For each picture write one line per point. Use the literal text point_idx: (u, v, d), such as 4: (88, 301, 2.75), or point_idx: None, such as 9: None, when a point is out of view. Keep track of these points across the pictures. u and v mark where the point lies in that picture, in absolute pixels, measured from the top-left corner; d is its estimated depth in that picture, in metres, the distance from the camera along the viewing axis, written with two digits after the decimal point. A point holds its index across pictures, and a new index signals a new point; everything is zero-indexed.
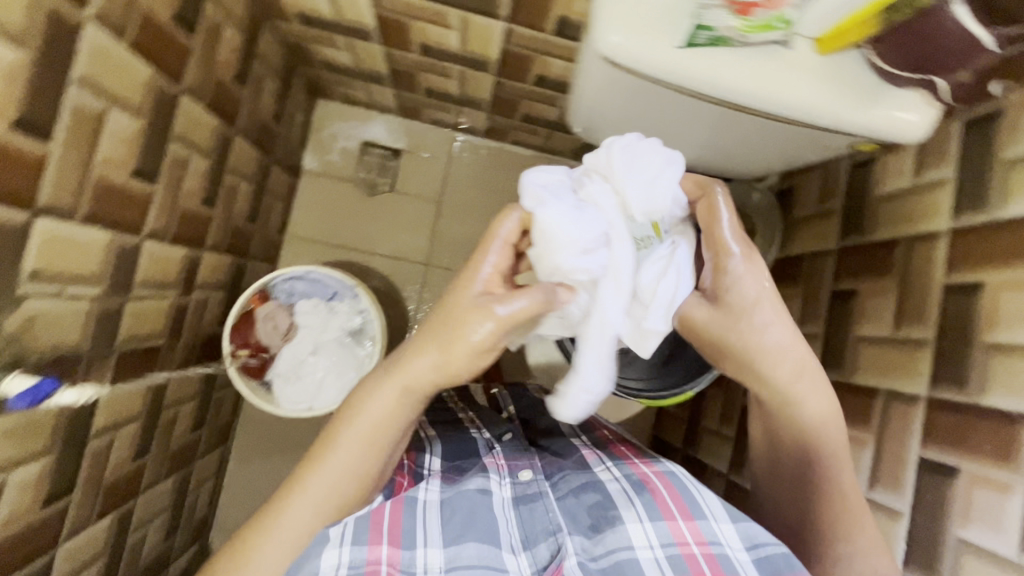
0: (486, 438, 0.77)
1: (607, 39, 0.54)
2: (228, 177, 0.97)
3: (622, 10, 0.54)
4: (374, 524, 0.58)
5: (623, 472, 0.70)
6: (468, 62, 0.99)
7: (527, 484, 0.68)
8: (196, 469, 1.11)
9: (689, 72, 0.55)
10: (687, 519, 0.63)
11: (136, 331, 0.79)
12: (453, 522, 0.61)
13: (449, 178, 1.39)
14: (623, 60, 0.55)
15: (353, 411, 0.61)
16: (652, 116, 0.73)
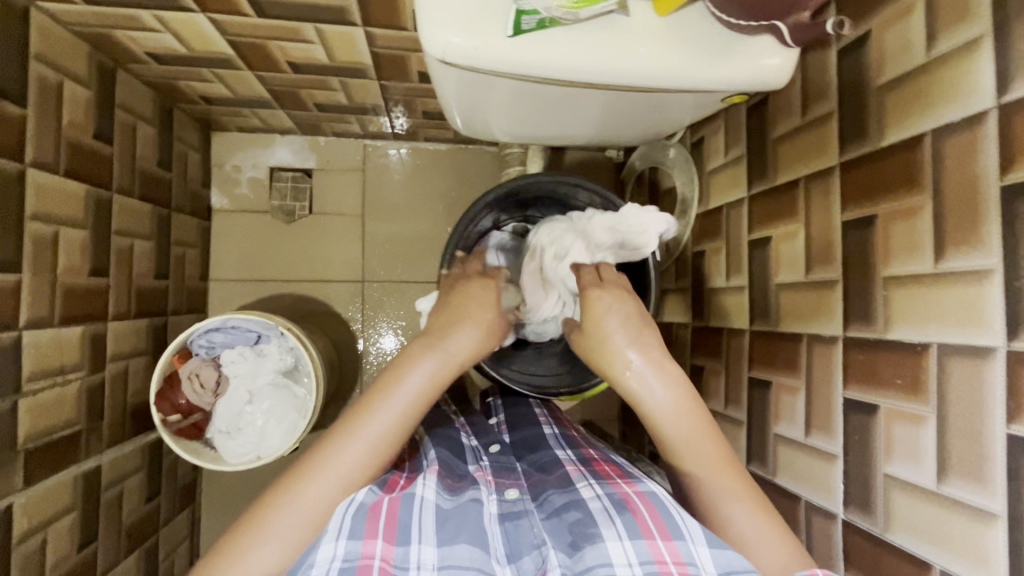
0: (473, 450, 0.75)
1: (433, 42, 0.51)
2: (117, 240, 0.92)
3: (442, 9, 0.50)
4: (369, 523, 0.53)
5: (606, 490, 0.62)
6: (344, 72, 0.94)
7: (512, 502, 0.62)
8: (163, 537, 1.08)
9: (531, 60, 0.52)
10: (666, 540, 0.53)
11: (41, 425, 0.75)
12: (448, 524, 0.55)
13: (368, 189, 1.34)
14: (456, 60, 0.52)
15: (390, 385, 0.60)
16: (525, 100, 0.71)
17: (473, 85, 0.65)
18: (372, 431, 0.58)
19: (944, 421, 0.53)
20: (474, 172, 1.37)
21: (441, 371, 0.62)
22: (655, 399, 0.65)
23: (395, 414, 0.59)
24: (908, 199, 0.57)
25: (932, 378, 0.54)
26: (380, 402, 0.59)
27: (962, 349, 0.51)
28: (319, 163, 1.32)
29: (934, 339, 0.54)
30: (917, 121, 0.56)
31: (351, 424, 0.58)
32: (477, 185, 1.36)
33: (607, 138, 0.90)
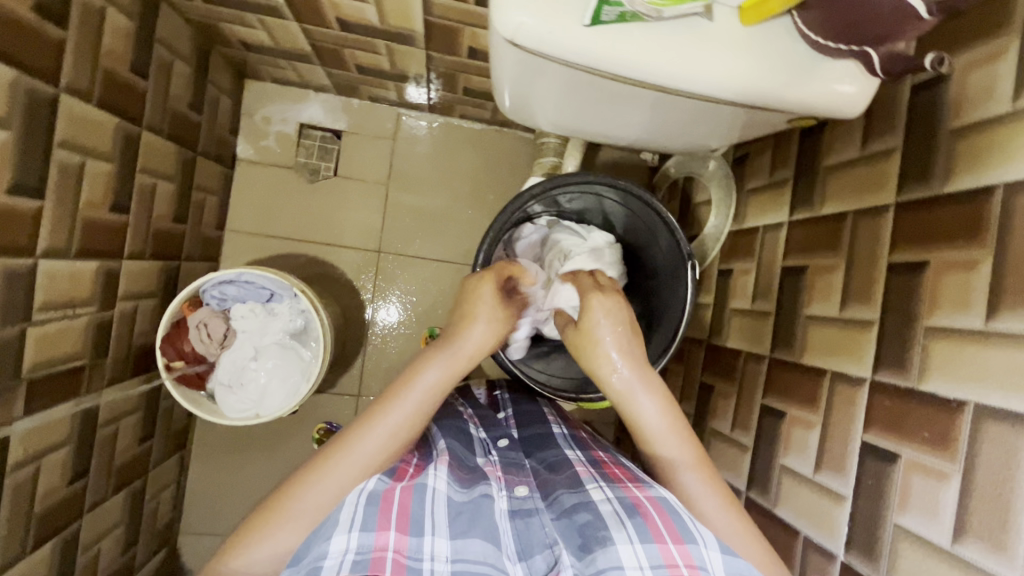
0: (484, 441, 0.74)
1: (506, 20, 0.48)
2: (141, 178, 0.90)
3: None
4: (381, 514, 0.55)
5: (616, 493, 0.61)
6: (393, 37, 0.91)
7: (523, 500, 0.62)
8: (151, 479, 1.08)
9: (605, 53, 0.50)
10: (677, 543, 0.54)
11: (48, 356, 0.74)
12: (459, 519, 0.56)
13: (397, 159, 1.31)
14: (526, 42, 0.50)
15: (405, 381, 0.65)
16: (580, 93, 0.68)
17: (529, 68, 0.63)
18: (391, 421, 0.62)
19: (969, 482, 0.52)
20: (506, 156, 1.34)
21: (450, 371, 0.67)
22: (637, 394, 0.67)
23: (409, 408, 0.64)
24: (965, 251, 0.55)
25: (963, 437, 0.53)
26: (400, 393, 0.64)
27: (1000, 413, 0.50)
28: (350, 125, 1.30)
29: (971, 398, 0.53)
30: (989, 171, 0.54)
31: (369, 418, 0.62)
32: (506, 170, 1.34)
33: (655, 144, 0.87)
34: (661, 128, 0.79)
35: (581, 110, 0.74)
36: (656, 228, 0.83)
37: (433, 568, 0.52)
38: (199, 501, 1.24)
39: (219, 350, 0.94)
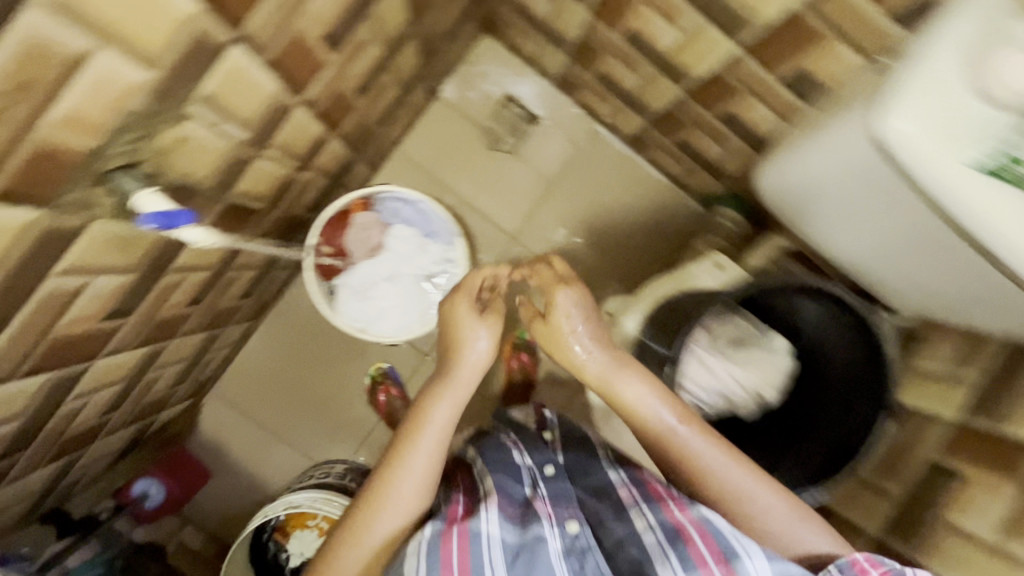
0: (530, 469, 0.74)
1: (901, 120, 0.60)
2: (386, 76, 0.93)
3: (921, 110, 0.60)
4: (445, 548, 0.62)
5: (657, 519, 0.66)
6: (668, 69, 0.92)
7: (577, 537, 0.67)
8: (226, 332, 1.09)
9: (954, 183, 0.59)
10: (720, 565, 0.60)
11: (250, 189, 0.76)
12: (517, 568, 0.62)
13: (572, 167, 1.33)
14: (899, 144, 0.60)
15: (423, 412, 0.75)
16: (869, 211, 0.76)
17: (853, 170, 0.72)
18: (432, 430, 0.73)
19: None
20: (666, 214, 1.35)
21: (456, 412, 0.76)
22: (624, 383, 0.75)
23: (437, 436, 0.73)
24: None
25: None
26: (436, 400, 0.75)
27: None
28: (549, 117, 1.32)
29: None
30: None
31: (411, 433, 0.73)
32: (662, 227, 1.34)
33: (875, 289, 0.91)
34: (901, 281, 0.84)
35: (848, 233, 0.83)
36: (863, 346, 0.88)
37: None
38: (241, 371, 1.24)
39: (363, 257, 0.96)
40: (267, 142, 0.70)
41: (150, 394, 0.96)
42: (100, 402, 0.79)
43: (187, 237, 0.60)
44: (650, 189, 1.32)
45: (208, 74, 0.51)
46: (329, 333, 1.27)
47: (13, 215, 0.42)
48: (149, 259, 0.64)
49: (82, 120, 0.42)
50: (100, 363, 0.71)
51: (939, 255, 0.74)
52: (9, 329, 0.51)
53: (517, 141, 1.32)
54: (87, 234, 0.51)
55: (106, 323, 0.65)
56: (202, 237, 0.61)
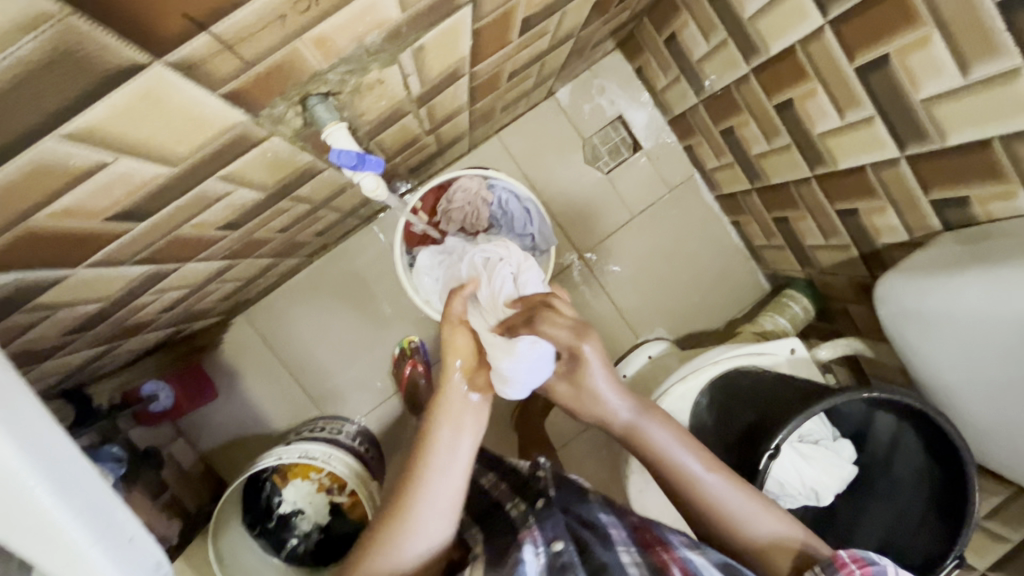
0: (523, 513, 0.70)
1: (955, 271, 0.66)
2: (535, 67, 0.91)
3: (941, 266, 0.70)
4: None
5: (642, 559, 0.62)
6: (804, 148, 0.92)
7: (559, 555, 0.62)
8: (283, 264, 1.06)
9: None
10: None
11: (387, 140, 0.73)
12: None
13: (657, 205, 1.32)
14: (978, 274, 0.64)
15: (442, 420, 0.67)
16: (966, 361, 0.70)
17: (927, 318, 0.71)
18: (443, 455, 0.65)
19: None
20: (732, 277, 1.34)
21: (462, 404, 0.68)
22: (712, 481, 0.65)
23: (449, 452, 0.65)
24: None
25: None
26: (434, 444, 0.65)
27: None
28: (651, 151, 1.31)
29: None
30: None
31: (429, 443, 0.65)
32: (724, 290, 1.34)
33: (985, 455, 0.79)
34: (1003, 437, 0.73)
35: (956, 385, 0.74)
36: (898, 431, 0.73)
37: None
38: (279, 303, 1.21)
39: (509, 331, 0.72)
40: (427, 102, 0.68)
41: (199, 304, 0.92)
42: (162, 302, 0.76)
43: (366, 189, 0.56)
44: (722, 249, 1.34)
45: (432, 29, 0.49)
46: (376, 293, 1.23)
47: (224, 117, 0.40)
48: (284, 182, 0.61)
49: (329, 43, 0.40)
50: (189, 267, 0.69)
51: None
52: (153, 219, 0.48)
53: (614, 164, 1.31)
54: (260, 147, 0.49)
55: (218, 232, 0.63)
56: (379, 189, 0.58)
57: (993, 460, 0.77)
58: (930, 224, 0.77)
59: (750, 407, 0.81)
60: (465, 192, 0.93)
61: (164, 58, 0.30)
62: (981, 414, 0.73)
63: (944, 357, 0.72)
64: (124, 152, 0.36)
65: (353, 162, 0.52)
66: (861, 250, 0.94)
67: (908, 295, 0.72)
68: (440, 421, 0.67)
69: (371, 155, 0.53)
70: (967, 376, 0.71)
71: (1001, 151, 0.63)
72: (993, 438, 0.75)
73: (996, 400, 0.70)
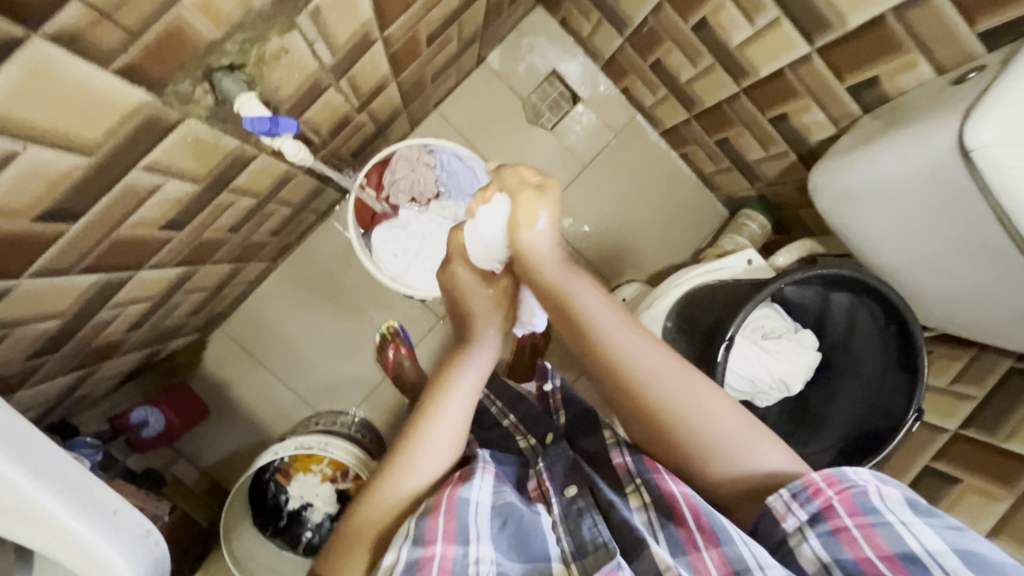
0: (529, 454, 0.77)
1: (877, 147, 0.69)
2: (454, 28, 0.91)
3: (870, 137, 0.72)
4: (431, 523, 0.58)
5: (651, 491, 0.63)
6: (729, 64, 0.94)
7: (573, 501, 0.65)
8: (247, 270, 1.07)
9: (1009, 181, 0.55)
10: (711, 548, 0.56)
11: (315, 119, 0.74)
12: (505, 534, 0.60)
13: (606, 151, 1.34)
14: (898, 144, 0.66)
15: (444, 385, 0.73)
16: (902, 232, 0.72)
17: (858, 194, 0.74)
18: (451, 399, 0.71)
19: None
20: (690, 209, 1.37)
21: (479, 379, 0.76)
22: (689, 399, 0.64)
23: (458, 406, 0.71)
24: None
25: None
26: (451, 378, 0.74)
27: None
28: (590, 100, 1.32)
29: None
30: None
31: (437, 390, 0.72)
32: (686, 223, 1.37)
33: (932, 317, 0.83)
34: (943, 297, 0.77)
35: (896, 257, 0.77)
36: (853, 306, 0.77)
37: (479, 570, 0.55)
38: (252, 312, 1.22)
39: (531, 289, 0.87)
40: (346, 73, 0.70)
41: (168, 321, 0.93)
42: (126, 318, 0.77)
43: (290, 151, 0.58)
44: (677, 183, 1.36)
45: None
46: (348, 286, 1.24)
47: (129, 98, 0.42)
48: (216, 172, 0.62)
49: (215, 7, 0.41)
50: (142, 275, 0.70)
51: (968, 253, 0.67)
52: (84, 218, 0.49)
53: (557, 119, 1.32)
54: (177, 132, 0.50)
55: (162, 233, 0.64)
56: (301, 152, 0.59)
57: (939, 321, 0.82)
58: (851, 111, 0.80)
59: (711, 312, 0.85)
60: (405, 159, 0.91)
61: (40, 31, 0.31)
62: (921, 279, 0.77)
63: (879, 232, 0.76)
64: (32, 140, 0.37)
65: (268, 127, 0.53)
66: (798, 154, 0.97)
67: (843, 173, 0.74)
68: (444, 398, 0.71)
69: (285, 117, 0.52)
70: (904, 246, 0.74)
71: (894, 23, 0.66)
72: (941, 302, 0.78)
73: (933, 266, 0.73)
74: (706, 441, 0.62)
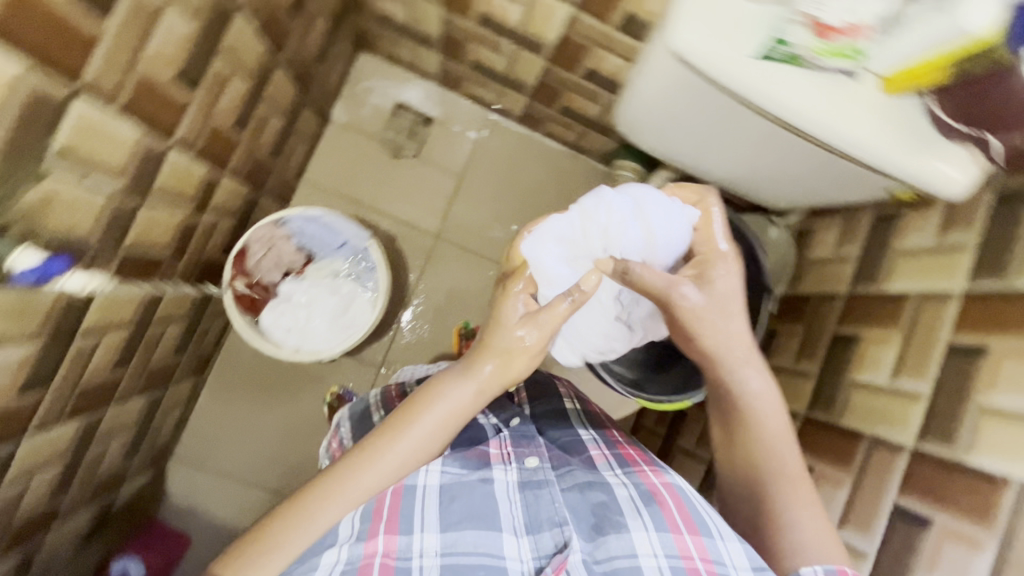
0: (494, 423, 0.79)
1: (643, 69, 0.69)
2: (263, 105, 0.95)
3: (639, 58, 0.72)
4: (373, 524, 0.63)
5: (633, 479, 0.72)
6: (524, 42, 0.98)
7: (534, 471, 0.71)
8: (170, 393, 1.09)
9: (760, 87, 0.56)
10: (694, 534, 0.64)
11: (144, 239, 0.77)
12: (451, 508, 0.65)
13: (476, 157, 1.37)
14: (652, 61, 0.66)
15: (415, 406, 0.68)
16: (699, 136, 0.74)
17: (649, 113, 0.74)
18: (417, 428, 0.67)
19: (1003, 554, 0.55)
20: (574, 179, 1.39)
21: (473, 396, 0.69)
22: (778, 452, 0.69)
23: (421, 436, 0.67)
24: None
25: (1002, 512, 0.56)
26: (425, 406, 0.68)
27: None
28: (443, 116, 1.36)
29: (1019, 477, 0.56)
30: None
31: (405, 417, 0.68)
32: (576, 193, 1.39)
33: (766, 197, 0.87)
34: (761, 180, 0.80)
35: (707, 158, 0.80)
36: None
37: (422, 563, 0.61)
38: (198, 429, 1.23)
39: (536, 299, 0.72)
40: (150, 188, 0.73)
41: (100, 471, 0.95)
42: (41, 485, 0.79)
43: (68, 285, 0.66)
44: (552, 160, 1.38)
45: (52, 136, 0.55)
46: (281, 372, 1.26)
47: None
48: (49, 324, 0.65)
49: None
50: (29, 441, 0.72)
51: (753, 139, 0.69)
52: None
53: (418, 145, 1.36)
54: None
55: (24, 397, 0.67)
56: None
57: (773, 199, 0.86)
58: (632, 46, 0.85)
59: None
60: (259, 240, 0.93)
61: None
62: (736, 171, 0.80)
63: (683, 142, 0.78)
64: None
65: (40, 275, 0.61)
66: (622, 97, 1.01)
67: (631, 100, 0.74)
68: (418, 419, 0.67)
69: (54, 260, 0.62)
70: (706, 147, 0.76)
71: None
72: (764, 184, 0.81)
73: (737, 157, 0.76)
74: (780, 507, 0.66)
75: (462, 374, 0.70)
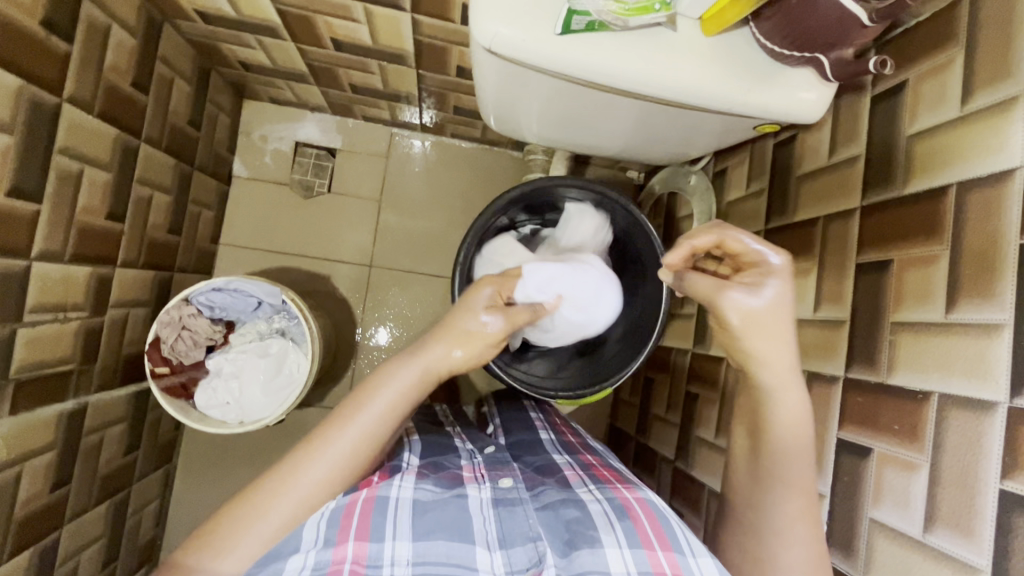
0: (468, 449, 0.74)
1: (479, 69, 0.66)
2: (137, 187, 0.92)
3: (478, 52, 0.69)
4: (344, 524, 0.54)
5: (605, 495, 0.63)
6: (384, 57, 0.95)
7: (508, 491, 0.62)
8: (136, 492, 1.07)
9: (572, 59, 0.55)
10: (665, 550, 0.55)
11: (35, 359, 0.76)
12: (428, 518, 0.56)
13: (390, 177, 1.33)
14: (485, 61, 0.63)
15: (370, 390, 0.64)
16: (563, 114, 0.72)
17: (505, 103, 0.72)
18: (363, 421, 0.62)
19: (936, 471, 0.54)
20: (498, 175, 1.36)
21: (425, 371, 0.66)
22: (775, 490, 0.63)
23: (367, 425, 0.62)
24: (927, 247, 0.58)
25: (929, 428, 0.55)
26: (370, 395, 0.63)
27: (963, 400, 0.52)
28: (344, 144, 1.32)
29: (935, 389, 0.55)
30: (938, 176, 0.58)
31: (351, 407, 0.62)
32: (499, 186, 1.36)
33: (652, 156, 0.85)
34: (638, 142, 0.79)
35: (579, 133, 0.78)
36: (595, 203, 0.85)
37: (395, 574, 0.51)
38: (182, 517, 1.22)
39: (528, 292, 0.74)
40: (22, 314, 0.73)
41: None
42: None
43: None
44: (467, 161, 1.35)
45: None
46: (248, 440, 1.24)
47: None
48: None
49: None
50: None
51: (610, 108, 0.68)
52: None
53: (327, 179, 1.31)
54: None
55: None
56: None
57: (659, 156, 0.84)
58: None
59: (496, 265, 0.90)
60: (168, 324, 0.91)
61: None
62: (611, 138, 0.78)
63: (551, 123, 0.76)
64: None
65: None
66: None
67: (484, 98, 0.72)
68: (360, 410, 0.62)
69: None
70: (572, 124, 0.75)
71: None
72: (643, 144, 0.80)
73: (605, 126, 0.74)
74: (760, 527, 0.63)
75: (408, 358, 0.66)
